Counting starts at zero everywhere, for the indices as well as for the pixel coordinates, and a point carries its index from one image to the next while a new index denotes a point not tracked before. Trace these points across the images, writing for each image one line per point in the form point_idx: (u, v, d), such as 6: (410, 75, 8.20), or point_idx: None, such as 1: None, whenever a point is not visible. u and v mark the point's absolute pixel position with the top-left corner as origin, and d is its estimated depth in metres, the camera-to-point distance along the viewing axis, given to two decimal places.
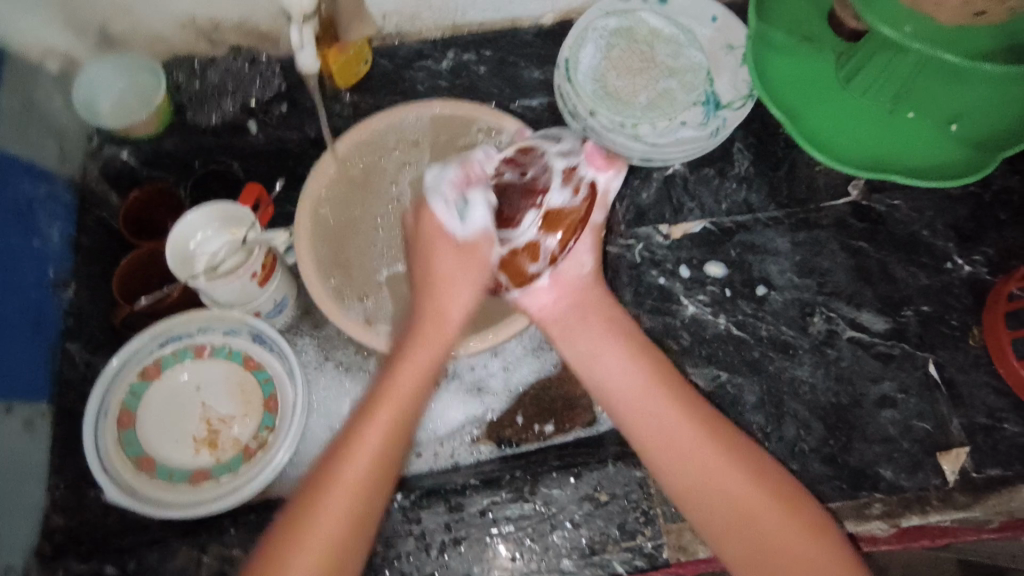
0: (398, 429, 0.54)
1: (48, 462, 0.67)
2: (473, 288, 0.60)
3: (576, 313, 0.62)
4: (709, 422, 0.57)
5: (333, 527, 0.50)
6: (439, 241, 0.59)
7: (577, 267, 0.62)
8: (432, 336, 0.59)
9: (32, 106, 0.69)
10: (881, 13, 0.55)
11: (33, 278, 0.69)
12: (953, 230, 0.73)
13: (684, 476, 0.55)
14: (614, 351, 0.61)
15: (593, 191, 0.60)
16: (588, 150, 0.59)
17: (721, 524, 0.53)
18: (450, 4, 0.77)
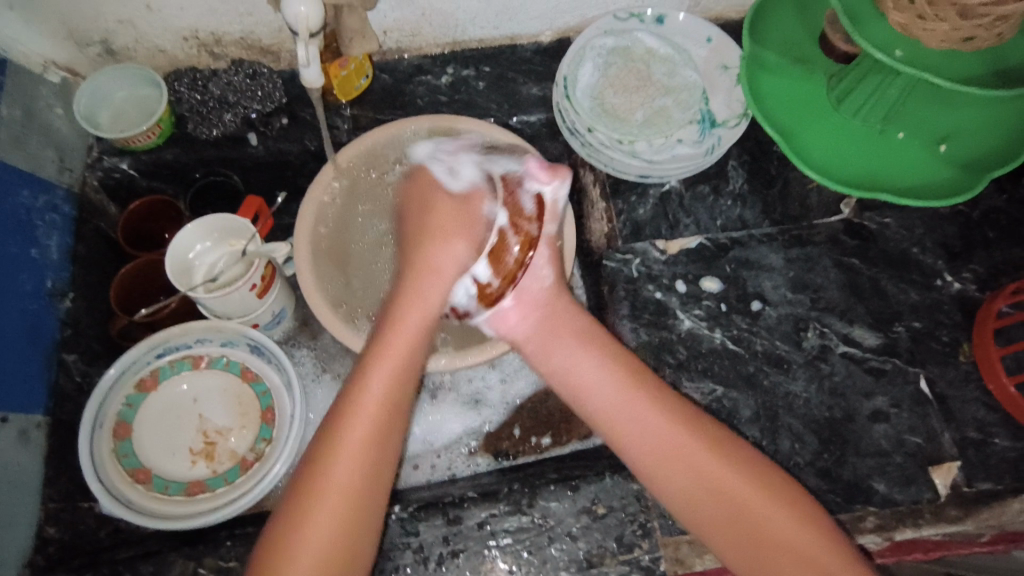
0: (399, 382, 0.54)
1: (41, 474, 0.66)
2: (467, 239, 0.59)
3: (547, 327, 0.62)
4: (690, 417, 0.58)
5: (347, 480, 0.50)
6: (437, 197, 0.60)
7: (537, 281, 0.62)
8: (432, 297, 0.58)
9: (32, 117, 0.69)
10: (871, 39, 0.57)
11: (30, 288, 0.68)
12: (942, 248, 0.75)
13: (687, 489, 0.55)
14: (589, 359, 0.60)
15: (542, 203, 0.58)
16: (530, 167, 0.58)
17: (706, 518, 0.55)
18: (451, 21, 0.78)
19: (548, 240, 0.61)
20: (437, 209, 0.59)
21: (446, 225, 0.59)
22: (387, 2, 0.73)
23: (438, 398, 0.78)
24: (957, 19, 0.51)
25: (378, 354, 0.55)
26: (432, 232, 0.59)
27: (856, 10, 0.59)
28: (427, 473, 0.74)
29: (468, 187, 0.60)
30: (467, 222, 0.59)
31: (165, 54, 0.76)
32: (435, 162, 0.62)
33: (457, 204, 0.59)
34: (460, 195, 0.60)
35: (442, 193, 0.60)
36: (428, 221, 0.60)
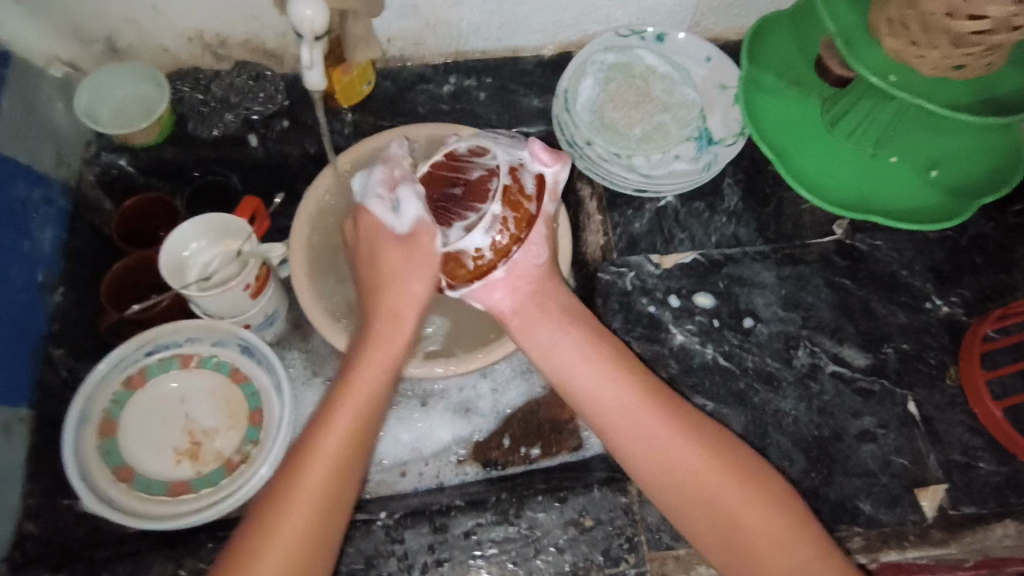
0: (364, 419, 0.54)
1: (23, 469, 0.65)
2: (423, 281, 0.58)
3: (534, 301, 0.60)
4: (666, 400, 0.57)
5: (317, 496, 0.51)
6: (383, 240, 0.58)
7: (533, 258, 0.60)
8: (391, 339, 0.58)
9: (32, 111, 0.70)
10: (868, 66, 0.58)
11: (21, 282, 0.68)
12: (931, 272, 0.76)
13: (675, 482, 0.55)
14: (572, 335, 0.60)
15: (541, 183, 0.60)
16: (534, 148, 0.59)
17: (684, 504, 0.54)
18: (454, 31, 0.79)
19: (547, 219, 0.61)
20: (386, 250, 0.58)
21: (401, 265, 0.58)
22: (392, 10, 0.73)
23: (428, 406, 0.77)
24: (949, 47, 0.52)
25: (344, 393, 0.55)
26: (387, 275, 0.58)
27: (851, 35, 0.60)
28: (415, 480, 0.74)
29: (414, 223, 0.57)
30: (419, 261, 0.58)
31: (169, 53, 0.76)
32: (371, 198, 0.58)
33: (404, 246, 0.58)
34: (408, 237, 0.58)
35: (389, 236, 0.58)
36: (380, 265, 0.58)
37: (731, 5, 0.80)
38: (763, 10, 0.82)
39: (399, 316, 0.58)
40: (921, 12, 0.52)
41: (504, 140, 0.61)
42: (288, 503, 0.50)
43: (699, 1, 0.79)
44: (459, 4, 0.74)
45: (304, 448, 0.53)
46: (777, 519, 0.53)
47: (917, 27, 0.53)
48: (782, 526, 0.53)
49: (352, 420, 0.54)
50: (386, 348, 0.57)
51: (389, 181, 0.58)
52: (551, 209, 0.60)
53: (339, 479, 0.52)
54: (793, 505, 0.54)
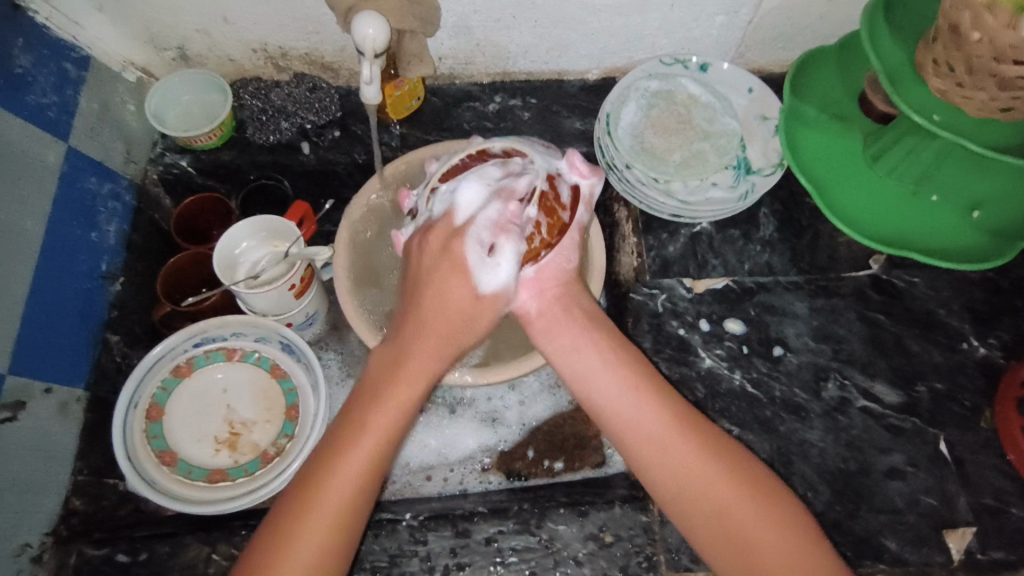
0: (374, 472, 0.52)
1: (75, 446, 0.69)
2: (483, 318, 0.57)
3: (559, 305, 0.61)
4: (683, 417, 0.57)
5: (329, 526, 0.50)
6: (457, 279, 0.55)
7: (562, 262, 0.61)
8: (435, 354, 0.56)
9: (107, 111, 0.75)
10: (911, 103, 0.59)
11: (86, 270, 0.72)
12: (969, 312, 0.75)
13: (682, 490, 0.55)
14: (591, 342, 0.60)
15: (576, 194, 0.61)
16: (572, 160, 0.61)
17: (699, 523, 0.55)
18: (503, 53, 0.82)
19: (579, 228, 0.62)
20: (454, 295, 0.55)
21: (462, 311, 0.56)
22: (445, 30, 0.77)
23: (456, 413, 0.79)
24: (995, 90, 0.53)
25: (374, 418, 0.54)
26: (443, 286, 0.55)
27: (896, 72, 0.61)
28: (440, 486, 0.76)
29: (497, 290, 0.56)
30: (483, 312, 0.57)
31: (233, 63, 0.81)
32: (474, 238, 0.55)
33: (476, 304, 0.56)
34: (484, 297, 0.56)
35: (468, 283, 0.55)
36: (435, 279, 0.56)
37: (776, 38, 0.82)
38: (807, 44, 0.83)
39: (447, 336, 0.56)
40: (967, 54, 0.52)
41: (541, 149, 0.63)
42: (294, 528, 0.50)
43: (745, 34, 0.81)
44: (510, 27, 0.77)
45: (324, 468, 0.52)
46: (789, 542, 0.53)
47: (963, 69, 0.53)
48: (801, 564, 0.52)
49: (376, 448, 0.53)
50: (420, 374, 0.55)
51: (496, 227, 0.56)
52: (583, 218, 0.62)
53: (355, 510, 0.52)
54: (808, 528, 0.54)
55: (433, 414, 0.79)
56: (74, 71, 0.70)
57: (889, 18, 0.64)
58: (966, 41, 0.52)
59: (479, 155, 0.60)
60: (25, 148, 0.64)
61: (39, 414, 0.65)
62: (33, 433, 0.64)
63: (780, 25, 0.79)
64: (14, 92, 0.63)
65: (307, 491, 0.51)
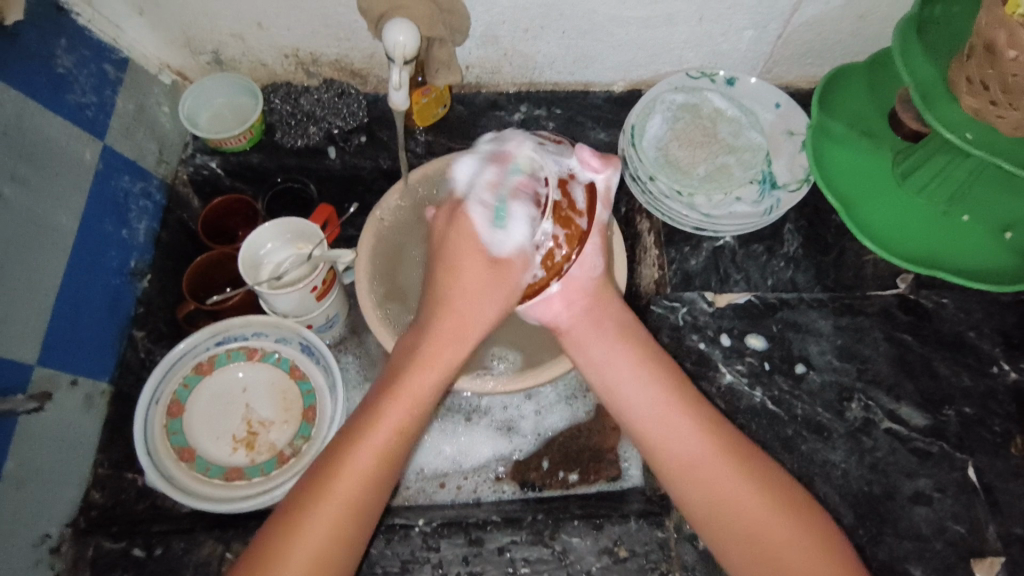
0: (392, 461, 0.54)
1: (97, 439, 0.70)
2: (495, 306, 0.58)
3: (590, 317, 0.62)
4: (719, 433, 0.56)
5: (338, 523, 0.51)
6: (470, 247, 0.57)
7: (588, 271, 0.61)
8: (453, 348, 0.58)
9: (142, 112, 0.76)
10: (943, 120, 0.58)
11: (115, 266, 0.73)
12: (1000, 336, 0.74)
13: (711, 507, 0.54)
14: (626, 354, 0.60)
15: (591, 192, 0.59)
16: (582, 155, 0.59)
17: (731, 541, 0.54)
18: (529, 63, 0.82)
19: (600, 228, 0.61)
20: (468, 270, 0.57)
21: (480, 287, 0.57)
22: (474, 40, 0.78)
23: (472, 422, 0.79)
24: None
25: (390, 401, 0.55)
26: (465, 290, 0.57)
27: (928, 89, 0.60)
28: (453, 493, 0.76)
29: (513, 251, 0.56)
30: (503, 287, 0.57)
31: (266, 68, 0.82)
32: (476, 203, 0.57)
33: (492, 273, 0.57)
34: (501, 261, 0.57)
35: (480, 252, 0.57)
36: (461, 279, 0.58)
37: (805, 54, 0.81)
38: (836, 60, 0.83)
39: (463, 331, 0.58)
40: (1002, 72, 0.51)
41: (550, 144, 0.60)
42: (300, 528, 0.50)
43: (773, 49, 0.81)
44: (538, 38, 0.78)
45: (348, 437, 0.54)
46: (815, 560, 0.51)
47: (997, 87, 0.52)
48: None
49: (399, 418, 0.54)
50: (443, 351, 0.57)
51: (506, 190, 0.56)
52: (603, 216, 0.61)
53: (370, 501, 0.52)
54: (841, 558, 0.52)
55: (448, 421, 0.79)
56: (113, 72, 0.71)
57: (920, 36, 0.63)
58: (1002, 59, 0.51)
59: (496, 137, 0.63)
60: (63, 146, 0.66)
61: (64, 405, 0.66)
62: (57, 425, 0.65)
63: (810, 41, 0.79)
64: (55, 91, 0.65)
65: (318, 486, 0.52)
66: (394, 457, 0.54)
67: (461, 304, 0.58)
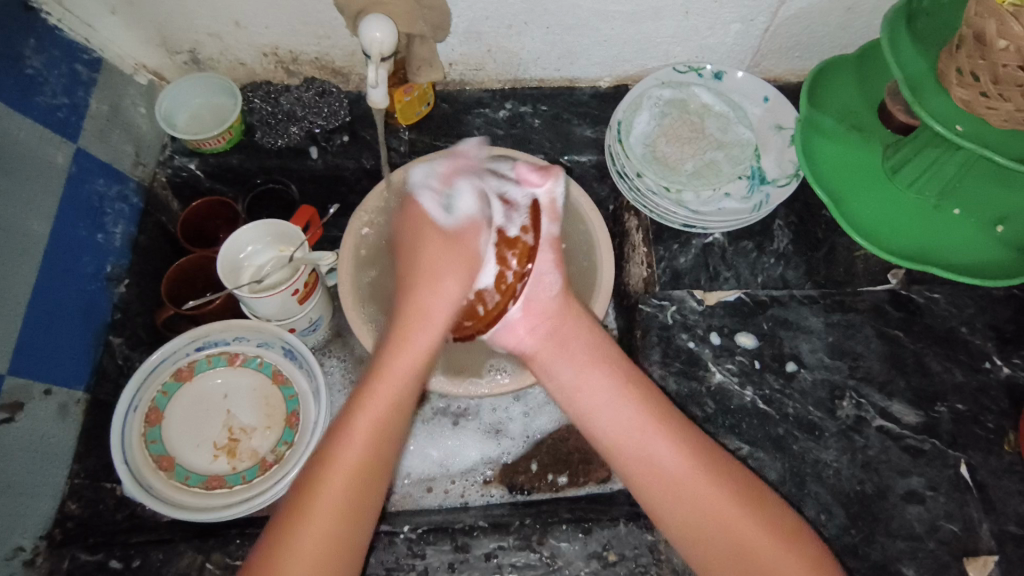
0: (383, 441, 0.54)
1: (73, 449, 0.69)
2: (460, 282, 0.59)
3: (554, 340, 0.62)
4: (697, 446, 0.56)
5: (337, 499, 0.50)
6: (428, 231, 0.61)
7: (545, 290, 0.61)
8: (430, 330, 0.59)
9: (117, 113, 0.75)
10: (933, 112, 0.57)
11: (91, 271, 0.72)
12: (993, 330, 0.73)
13: (689, 525, 0.53)
14: (598, 376, 0.60)
15: (537, 207, 0.61)
16: (521, 173, 0.61)
17: (711, 553, 0.53)
18: (514, 60, 0.81)
19: (551, 241, 0.62)
20: (430, 245, 0.61)
21: (438, 259, 0.60)
22: (456, 36, 0.76)
23: (459, 424, 0.78)
24: (1021, 101, 0.51)
25: (373, 385, 0.55)
26: (427, 265, 0.60)
27: (918, 82, 0.59)
28: (440, 497, 0.74)
29: (465, 220, 0.61)
30: (461, 256, 0.60)
31: (245, 67, 0.80)
32: (427, 189, 0.63)
33: (450, 239, 0.61)
34: (454, 232, 0.61)
35: (435, 227, 0.61)
36: (422, 254, 0.61)
37: (793, 47, 0.80)
38: (824, 54, 0.81)
39: (433, 309, 0.59)
40: (992, 63, 0.50)
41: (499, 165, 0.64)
42: (301, 514, 0.49)
43: (761, 42, 0.80)
44: (522, 34, 0.76)
45: (328, 440, 0.53)
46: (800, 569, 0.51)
47: (988, 78, 0.51)
48: None
49: (381, 409, 0.55)
50: (419, 335, 0.58)
51: (450, 175, 0.64)
52: (552, 229, 0.62)
53: (367, 481, 0.52)
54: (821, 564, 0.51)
55: (435, 425, 0.78)
56: (85, 72, 0.70)
57: (912, 27, 0.62)
58: (992, 50, 0.49)
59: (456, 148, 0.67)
60: (33, 149, 0.64)
61: (38, 416, 0.64)
62: (31, 435, 0.63)
63: (798, 34, 0.78)
64: (23, 93, 0.63)
65: (312, 473, 0.52)
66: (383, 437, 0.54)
67: (429, 284, 0.60)
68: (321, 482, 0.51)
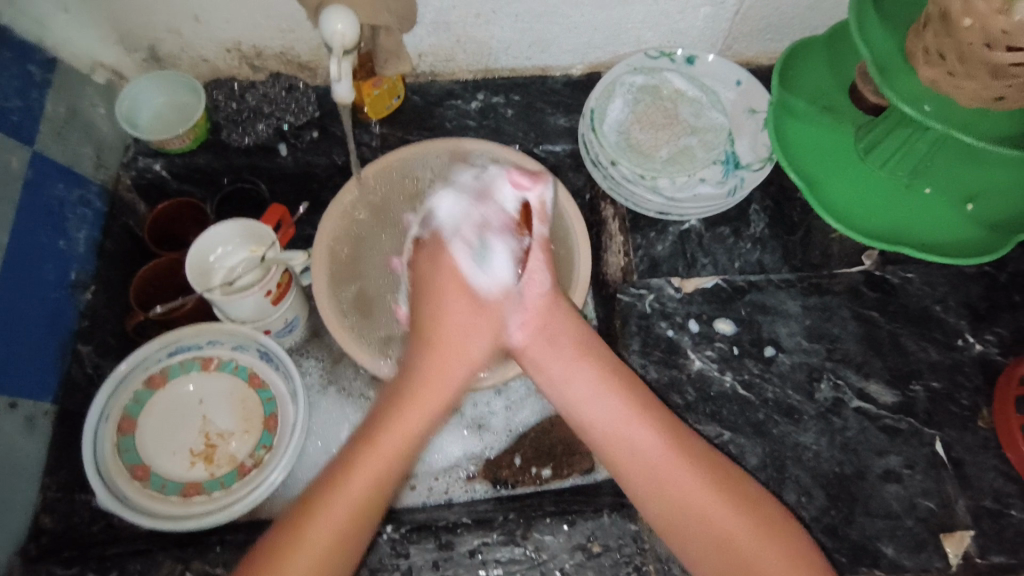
0: (391, 478, 0.53)
1: (43, 462, 0.67)
2: (484, 346, 0.60)
3: (543, 335, 0.60)
4: (691, 449, 0.56)
5: (338, 530, 0.50)
6: (457, 290, 0.59)
7: (535, 287, 0.60)
8: (448, 382, 0.58)
9: (75, 114, 0.72)
10: (901, 92, 0.57)
11: (54, 279, 0.70)
12: (966, 308, 0.74)
13: (677, 520, 0.54)
14: (587, 373, 0.58)
15: (526, 209, 0.60)
16: (512, 177, 0.60)
17: (700, 552, 0.54)
18: (484, 49, 0.80)
19: (540, 241, 0.60)
20: (460, 311, 0.59)
21: (470, 324, 0.59)
22: (424, 26, 0.75)
23: (441, 420, 0.78)
24: (987, 79, 0.51)
25: (393, 421, 0.55)
26: (457, 327, 0.59)
27: (885, 62, 0.59)
28: (424, 494, 0.74)
29: (501, 283, 0.59)
30: (489, 325, 0.60)
31: (208, 63, 0.78)
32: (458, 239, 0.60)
33: (484, 306, 0.60)
34: (488, 299, 0.60)
35: (465, 284, 0.59)
36: (449, 311, 0.59)
37: (765, 29, 0.80)
38: (796, 36, 0.81)
39: (450, 364, 0.59)
40: (958, 42, 0.50)
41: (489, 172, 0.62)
42: (303, 536, 0.50)
43: (732, 25, 0.79)
44: (491, 23, 0.75)
45: (340, 465, 0.53)
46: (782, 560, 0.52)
47: (954, 57, 0.51)
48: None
49: (393, 449, 0.54)
50: (438, 379, 0.58)
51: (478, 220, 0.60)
52: (543, 231, 0.60)
53: (369, 514, 0.52)
54: (795, 539, 0.54)
55: None
56: (38, 73, 0.67)
57: (878, 7, 0.62)
58: (958, 28, 0.49)
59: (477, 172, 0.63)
60: None
61: (5, 429, 0.63)
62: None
63: (768, 16, 0.77)
64: None
65: (320, 494, 0.51)
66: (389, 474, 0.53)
67: (462, 340, 0.59)
68: (328, 508, 0.51)
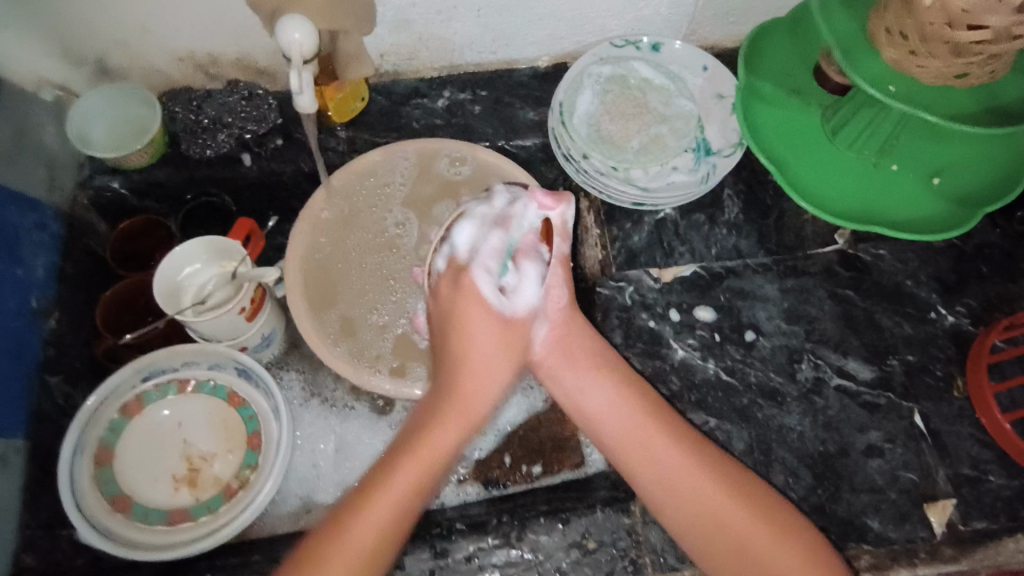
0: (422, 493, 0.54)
1: (20, 499, 0.65)
2: (506, 370, 0.59)
3: (558, 350, 0.61)
4: (711, 460, 0.57)
5: (367, 542, 0.51)
6: (478, 309, 0.56)
7: (554, 303, 0.61)
8: (475, 398, 0.57)
9: (23, 135, 0.69)
10: (867, 74, 0.57)
11: (14, 309, 0.67)
12: (937, 281, 0.75)
13: (695, 528, 0.55)
14: (602, 389, 0.60)
15: (547, 227, 0.57)
16: (534, 193, 0.56)
17: (715, 551, 0.55)
18: (447, 45, 0.78)
19: (561, 259, 0.59)
20: (478, 324, 0.57)
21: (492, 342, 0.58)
22: (384, 26, 0.73)
23: None
24: (949, 57, 0.51)
25: (422, 441, 0.55)
26: (478, 339, 0.57)
27: (849, 44, 0.59)
28: None
29: (523, 306, 0.57)
30: (515, 345, 0.59)
31: (160, 74, 0.75)
32: (478, 266, 0.56)
33: (508, 326, 0.58)
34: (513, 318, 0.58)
35: (489, 310, 0.57)
36: (469, 329, 0.57)
37: (728, 13, 0.80)
38: (758, 17, 0.81)
39: (474, 381, 0.57)
40: (919, 21, 0.51)
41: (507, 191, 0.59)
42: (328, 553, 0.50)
43: (695, 10, 0.79)
44: (452, 19, 0.73)
45: (375, 478, 0.54)
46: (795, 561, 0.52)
47: (916, 37, 0.52)
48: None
49: (421, 471, 0.54)
50: (467, 398, 0.57)
51: (501, 247, 0.56)
52: (563, 248, 0.59)
53: (398, 529, 0.52)
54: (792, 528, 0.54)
55: None
56: None
57: None
58: (919, 7, 0.50)
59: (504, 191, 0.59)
60: None
61: None
62: None
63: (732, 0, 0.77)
64: None
65: (352, 509, 0.52)
66: (419, 494, 0.54)
67: (479, 356, 0.58)
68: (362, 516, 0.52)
